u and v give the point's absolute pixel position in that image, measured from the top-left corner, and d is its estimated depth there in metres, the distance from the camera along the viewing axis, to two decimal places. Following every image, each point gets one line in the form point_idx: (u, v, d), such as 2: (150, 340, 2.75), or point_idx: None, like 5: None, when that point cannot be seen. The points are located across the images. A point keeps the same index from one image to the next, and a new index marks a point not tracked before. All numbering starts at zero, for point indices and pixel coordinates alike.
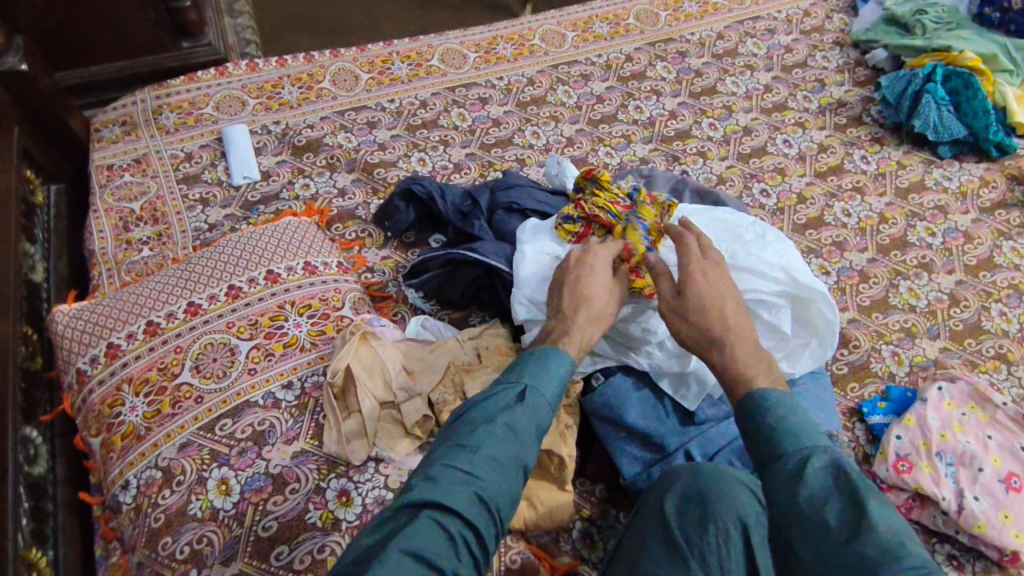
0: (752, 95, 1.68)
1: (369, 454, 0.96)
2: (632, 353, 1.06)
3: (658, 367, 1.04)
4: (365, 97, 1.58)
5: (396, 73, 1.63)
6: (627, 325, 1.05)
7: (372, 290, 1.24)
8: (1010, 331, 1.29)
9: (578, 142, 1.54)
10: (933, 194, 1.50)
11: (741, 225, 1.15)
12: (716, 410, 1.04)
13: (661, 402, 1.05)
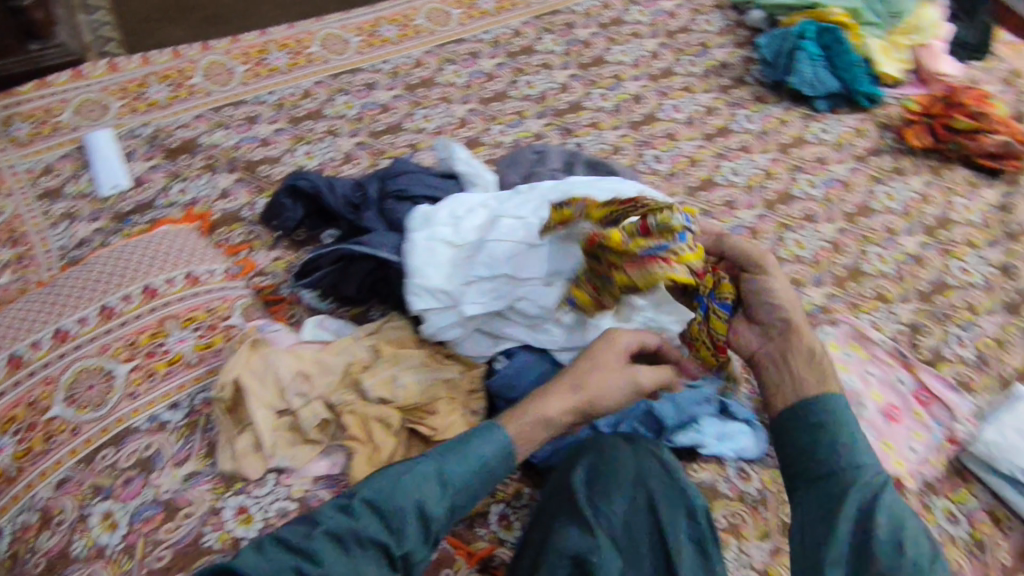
0: (636, 62, 1.70)
1: (267, 468, 0.93)
2: (531, 330, 1.02)
3: (559, 342, 1.01)
4: (242, 91, 1.50)
5: (273, 63, 1.57)
6: (524, 303, 0.99)
7: (258, 289, 1.15)
8: (886, 270, 1.33)
9: (472, 122, 1.50)
10: (812, 147, 1.56)
11: (643, 190, 1.09)
12: None
13: None
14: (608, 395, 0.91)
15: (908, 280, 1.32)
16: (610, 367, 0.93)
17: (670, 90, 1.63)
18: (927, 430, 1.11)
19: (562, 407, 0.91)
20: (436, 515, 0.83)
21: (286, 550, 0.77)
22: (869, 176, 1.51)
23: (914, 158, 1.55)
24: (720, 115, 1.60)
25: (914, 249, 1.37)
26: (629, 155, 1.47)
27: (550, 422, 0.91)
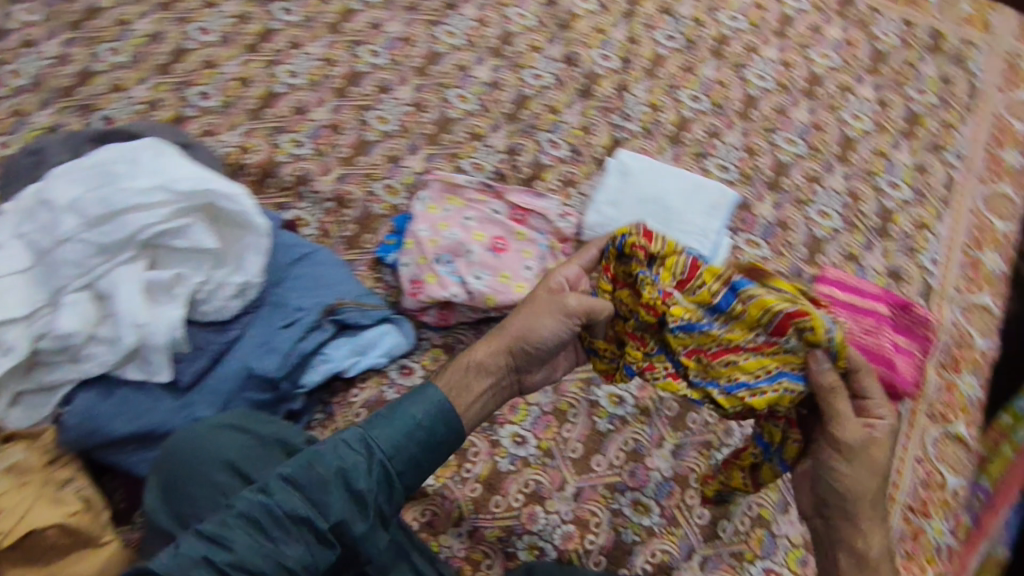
0: (410, 21, 1.38)
1: None
2: (155, 321, 0.88)
3: (157, 331, 0.88)
4: (45, 111, 1.25)
5: (65, 71, 1.27)
6: (156, 297, 0.89)
7: None
8: (761, 254, 1.20)
9: (313, 137, 1.25)
10: (705, 119, 1.33)
11: (116, 160, 0.90)
12: (163, 368, 0.90)
13: (144, 391, 0.91)
14: (538, 337, 0.89)
15: (787, 255, 1.20)
16: (540, 309, 0.90)
17: (519, 53, 1.37)
18: None
19: (488, 350, 0.90)
20: (367, 493, 0.78)
21: (207, 536, 0.74)
22: (807, 174, 1.28)
23: (821, 105, 1.36)
24: (581, 84, 1.34)
25: (802, 219, 1.24)
26: (524, 148, 1.27)
27: (484, 367, 0.89)
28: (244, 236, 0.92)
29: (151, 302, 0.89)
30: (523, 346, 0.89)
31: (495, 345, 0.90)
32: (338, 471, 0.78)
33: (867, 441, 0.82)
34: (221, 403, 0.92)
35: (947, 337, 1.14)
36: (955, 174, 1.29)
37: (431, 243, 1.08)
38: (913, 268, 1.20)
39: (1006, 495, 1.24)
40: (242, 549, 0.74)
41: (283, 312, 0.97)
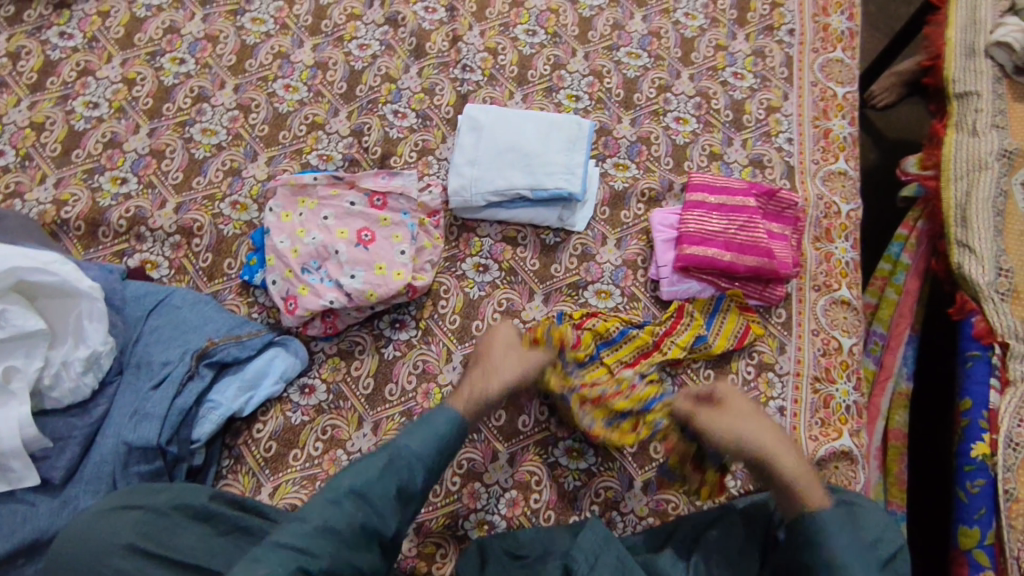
0: (210, 19, 1.26)
1: None
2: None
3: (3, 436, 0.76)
4: None
5: None
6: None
7: None
8: (631, 174, 1.20)
9: (135, 169, 1.13)
10: (544, 52, 1.29)
11: None
12: (27, 473, 0.79)
13: (11, 502, 0.80)
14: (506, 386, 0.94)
15: (655, 169, 1.21)
16: (512, 356, 0.97)
17: (337, 26, 1.28)
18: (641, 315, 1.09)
19: (464, 403, 0.90)
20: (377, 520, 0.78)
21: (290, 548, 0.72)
22: (656, 83, 1.28)
23: (652, 10, 1.35)
24: (412, 45, 1.27)
25: (661, 131, 1.24)
26: (370, 126, 1.20)
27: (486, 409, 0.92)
28: (76, 304, 0.82)
29: None
30: (503, 398, 0.93)
31: (498, 382, 0.94)
32: (365, 490, 0.78)
33: (758, 426, 0.90)
34: (108, 488, 0.82)
35: (817, 209, 1.18)
36: (790, 51, 1.33)
37: (293, 253, 1.01)
38: (772, 153, 1.23)
39: (900, 334, 1.32)
40: (331, 552, 0.73)
41: (149, 371, 0.89)
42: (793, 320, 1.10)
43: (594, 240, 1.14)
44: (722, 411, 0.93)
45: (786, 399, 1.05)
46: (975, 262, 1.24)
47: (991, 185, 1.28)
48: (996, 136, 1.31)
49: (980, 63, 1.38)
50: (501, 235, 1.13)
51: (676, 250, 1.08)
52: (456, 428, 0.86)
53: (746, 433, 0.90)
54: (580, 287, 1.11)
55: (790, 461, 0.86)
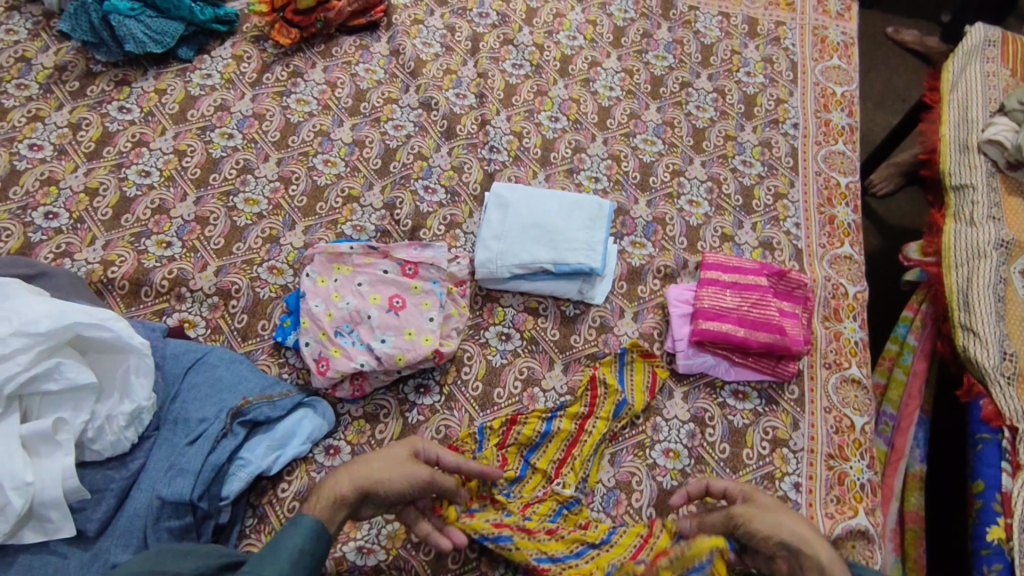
0: (258, 98, 1.36)
1: None
2: (42, 478, 0.79)
3: (47, 487, 0.79)
4: None
5: None
6: (40, 449, 0.80)
7: None
8: (647, 252, 1.26)
9: (179, 232, 1.20)
10: (565, 137, 1.39)
11: None
12: (64, 525, 0.81)
13: (47, 553, 0.81)
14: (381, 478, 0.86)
15: (670, 247, 1.27)
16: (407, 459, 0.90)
17: (375, 107, 1.38)
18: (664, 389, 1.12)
19: (352, 487, 0.85)
20: None
21: None
22: (670, 168, 1.37)
23: (665, 101, 1.46)
24: (443, 127, 1.37)
25: (674, 212, 1.31)
26: (402, 200, 1.27)
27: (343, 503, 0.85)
28: (125, 359, 0.87)
29: (35, 455, 0.80)
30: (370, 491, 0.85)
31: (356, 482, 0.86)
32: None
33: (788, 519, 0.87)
34: (138, 542, 0.83)
35: (825, 290, 1.24)
36: (795, 142, 1.42)
37: (327, 316, 1.06)
38: (781, 236, 1.30)
39: (909, 415, 1.36)
40: None
41: (186, 428, 0.91)
42: (806, 397, 1.13)
43: (612, 312, 1.19)
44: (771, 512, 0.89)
45: (802, 475, 1.07)
46: (980, 345, 1.28)
47: (991, 272, 1.34)
48: (993, 226, 1.38)
49: (973, 158, 1.47)
50: (524, 305, 1.19)
51: (692, 324, 1.13)
52: (315, 533, 0.82)
53: (790, 526, 0.86)
54: (599, 359, 1.15)
55: (785, 538, 0.85)
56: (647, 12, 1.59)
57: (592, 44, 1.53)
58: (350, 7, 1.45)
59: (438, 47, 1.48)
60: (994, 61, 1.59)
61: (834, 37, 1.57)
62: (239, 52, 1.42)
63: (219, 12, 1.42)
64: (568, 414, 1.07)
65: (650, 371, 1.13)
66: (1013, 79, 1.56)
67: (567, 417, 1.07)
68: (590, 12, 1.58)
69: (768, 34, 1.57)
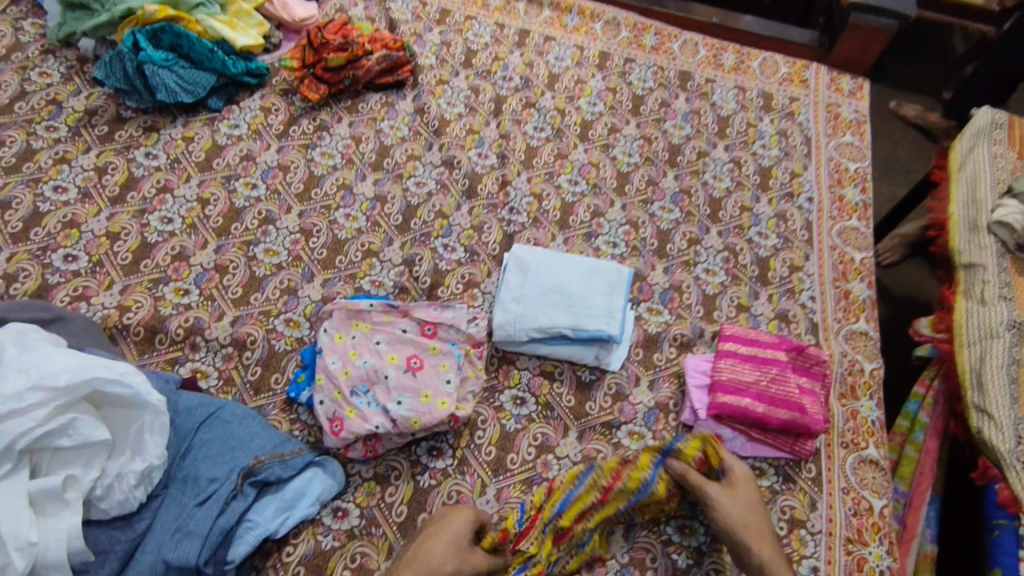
0: (283, 149, 1.38)
1: None
2: (49, 539, 0.76)
3: (52, 550, 0.76)
4: None
5: None
6: (49, 508, 0.78)
7: None
8: (663, 319, 1.26)
9: (196, 280, 1.20)
10: (583, 201, 1.41)
11: None
12: None
13: None
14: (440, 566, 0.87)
15: (687, 316, 1.27)
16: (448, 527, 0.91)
17: (399, 164, 1.40)
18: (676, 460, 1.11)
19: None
20: None
21: None
22: (687, 236, 1.38)
23: (682, 169, 1.49)
24: (465, 186, 1.38)
25: (690, 281, 1.32)
26: (421, 257, 1.28)
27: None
28: (140, 416, 0.85)
29: (41, 515, 0.77)
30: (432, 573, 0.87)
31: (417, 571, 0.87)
32: None
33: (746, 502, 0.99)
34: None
35: (841, 366, 1.24)
36: (810, 216, 1.44)
37: (343, 375, 1.04)
38: (797, 309, 1.31)
39: (922, 493, 1.35)
40: None
41: (196, 487, 0.89)
42: (823, 476, 1.11)
43: (628, 379, 1.19)
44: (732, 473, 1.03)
45: (820, 558, 1.04)
46: (995, 427, 1.27)
47: (1004, 353, 1.33)
48: (1004, 306, 1.38)
49: (983, 238, 1.49)
50: (539, 369, 1.18)
51: (709, 397, 1.12)
52: None
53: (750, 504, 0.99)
54: (613, 428, 1.13)
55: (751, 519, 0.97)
56: (666, 83, 1.64)
57: (612, 111, 1.56)
58: (378, 66, 1.48)
59: (462, 107, 1.51)
60: (1001, 142, 1.63)
61: (846, 115, 1.61)
62: (267, 104, 1.45)
63: (250, 65, 1.45)
64: (577, 504, 1.01)
65: (701, 451, 1.05)
66: (1021, 161, 1.60)
67: (571, 510, 1.01)
68: (610, 80, 1.62)
69: (783, 109, 1.62)
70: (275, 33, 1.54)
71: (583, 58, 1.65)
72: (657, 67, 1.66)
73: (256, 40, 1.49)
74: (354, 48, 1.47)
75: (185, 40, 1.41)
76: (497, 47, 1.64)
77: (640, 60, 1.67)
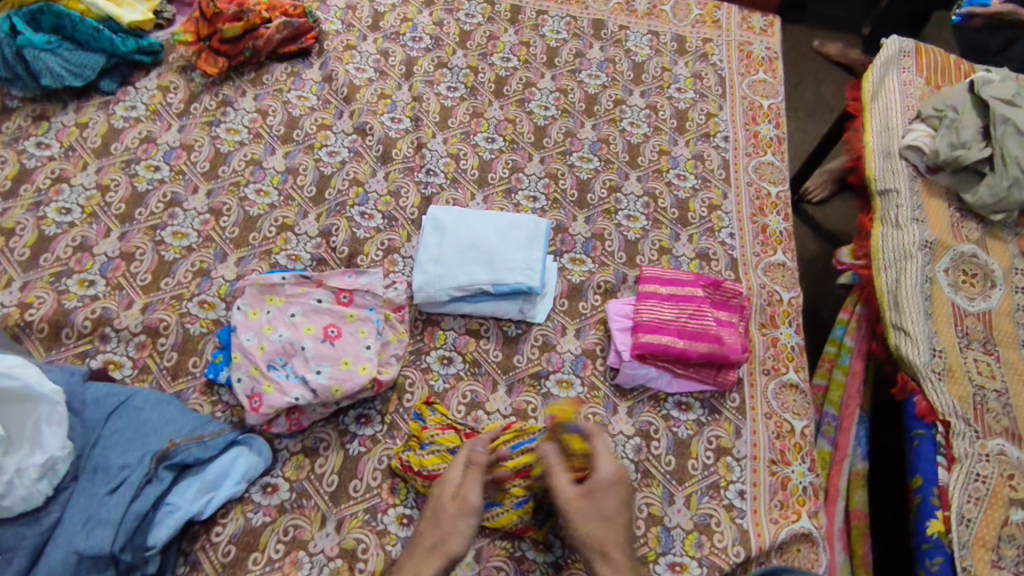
0: (185, 128, 1.33)
1: None
2: None
3: None
4: None
5: None
6: None
7: None
8: (586, 269, 1.27)
9: (101, 270, 1.15)
10: (500, 158, 1.39)
11: None
12: None
13: None
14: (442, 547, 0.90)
15: (610, 262, 1.28)
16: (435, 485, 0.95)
17: (309, 134, 1.36)
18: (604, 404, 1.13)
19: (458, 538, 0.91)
20: None
21: None
22: (607, 184, 1.39)
23: (599, 118, 1.48)
24: (379, 152, 1.36)
25: (612, 228, 1.33)
26: (338, 227, 1.25)
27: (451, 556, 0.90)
28: (35, 409, 0.83)
29: None
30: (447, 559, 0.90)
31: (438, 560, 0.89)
32: None
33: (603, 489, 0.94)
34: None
35: (760, 298, 1.27)
36: (726, 155, 1.46)
37: (259, 350, 1.03)
38: (717, 247, 1.33)
39: (850, 415, 1.40)
40: None
41: (107, 475, 0.87)
42: (747, 404, 1.15)
43: (554, 330, 1.19)
44: (600, 479, 0.94)
45: (746, 482, 1.08)
46: (911, 343, 1.32)
47: (916, 273, 1.39)
48: (917, 228, 1.43)
49: (895, 164, 1.52)
50: (464, 327, 1.18)
51: (632, 337, 1.13)
52: None
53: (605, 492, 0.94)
54: (542, 377, 1.15)
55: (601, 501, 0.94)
56: (580, 33, 1.62)
57: (526, 65, 1.55)
58: (279, 35, 1.43)
59: (372, 72, 1.47)
60: (909, 70, 1.67)
61: (759, 53, 1.63)
62: (164, 82, 1.38)
63: (142, 43, 1.38)
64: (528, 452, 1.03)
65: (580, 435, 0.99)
66: (928, 87, 1.64)
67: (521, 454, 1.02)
68: (523, 33, 1.60)
69: (696, 51, 1.62)
70: (167, 8, 1.47)
71: (494, 14, 1.62)
72: (570, 18, 1.65)
73: (146, 15, 1.41)
74: (250, 17, 1.42)
75: (67, 20, 1.34)
76: (405, 7, 1.59)
77: (553, 12, 1.65)
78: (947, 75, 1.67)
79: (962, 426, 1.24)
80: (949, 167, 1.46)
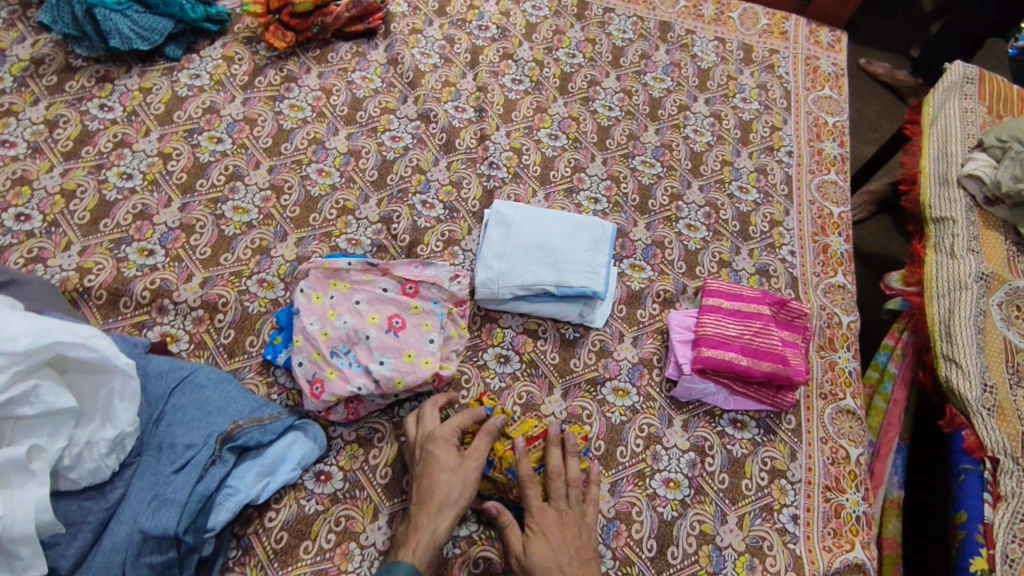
0: (248, 101, 1.31)
1: None
2: (14, 511, 0.72)
3: (20, 521, 0.72)
4: None
5: None
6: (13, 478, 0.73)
7: None
8: (646, 277, 1.25)
9: (158, 239, 1.14)
10: (563, 156, 1.37)
11: None
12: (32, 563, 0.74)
13: None
14: (446, 501, 0.92)
15: (670, 272, 1.27)
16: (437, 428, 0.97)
17: (372, 117, 1.34)
18: (660, 414, 1.12)
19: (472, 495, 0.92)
20: None
21: None
22: (668, 192, 1.36)
23: (662, 122, 1.46)
24: (442, 140, 1.33)
25: (673, 237, 1.31)
26: (399, 215, 1.23)
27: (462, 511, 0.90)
28: (109, 380, 0.81)
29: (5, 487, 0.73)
30: None
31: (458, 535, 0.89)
32: None
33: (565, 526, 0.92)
34: None
35: (820, 319, 1.25)
36: (790, 171, 1.43)
37: (322, 336, 1.01)
38: (777, 263, 1.31)
39: (889, 442, 1.39)
40: None
41: (172, 454, 0.86)
42: (802, 426, 1.14)
43: (612, 336, 1.18)
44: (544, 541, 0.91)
45: (799, 506, 1.07)
46: (962, 376, 1.30)
47: (971, 305, 1.36)
48: (973, 260, 1.41)
49: (953, 192, 1.50)
50: (522, 327, 1.17)
51: (693, 351, 1.11)
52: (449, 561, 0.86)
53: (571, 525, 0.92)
54: (598, 384, 1.13)
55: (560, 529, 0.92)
56: (646, 34, 1.59)
57: (589, 64, 1.52)
58: (347, 13, 1.41)
59: (437, 58, 1.45)
60: (972, 98, 1.64)
61: (826, 68, 1.60)
62: (229, 53, 1.36)
63: (210, 11, 1.36)
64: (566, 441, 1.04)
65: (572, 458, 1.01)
66: (990, 116, 1.61)
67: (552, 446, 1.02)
68: (589, 30, 1.57)
69: (763, 61, 1.59)
70: None
71: (561, 7, 1.59)
72: (637, 17, 1.61)
73: None
74: None
75: None
76: None
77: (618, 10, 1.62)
78: (1010, 104, 1.63)
79: (1011, 464, 1.21)
80: (1010, 200, 1.42)
